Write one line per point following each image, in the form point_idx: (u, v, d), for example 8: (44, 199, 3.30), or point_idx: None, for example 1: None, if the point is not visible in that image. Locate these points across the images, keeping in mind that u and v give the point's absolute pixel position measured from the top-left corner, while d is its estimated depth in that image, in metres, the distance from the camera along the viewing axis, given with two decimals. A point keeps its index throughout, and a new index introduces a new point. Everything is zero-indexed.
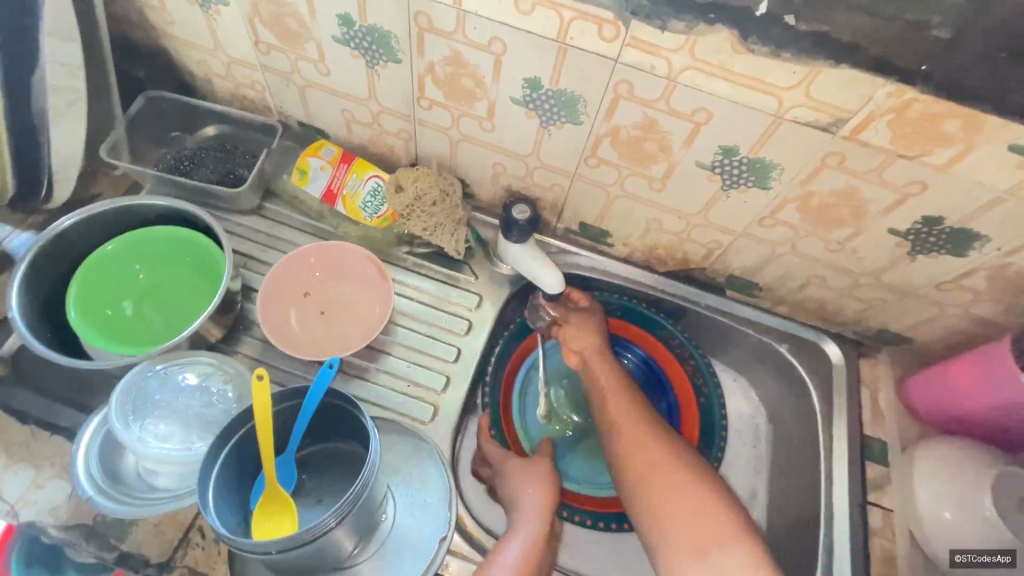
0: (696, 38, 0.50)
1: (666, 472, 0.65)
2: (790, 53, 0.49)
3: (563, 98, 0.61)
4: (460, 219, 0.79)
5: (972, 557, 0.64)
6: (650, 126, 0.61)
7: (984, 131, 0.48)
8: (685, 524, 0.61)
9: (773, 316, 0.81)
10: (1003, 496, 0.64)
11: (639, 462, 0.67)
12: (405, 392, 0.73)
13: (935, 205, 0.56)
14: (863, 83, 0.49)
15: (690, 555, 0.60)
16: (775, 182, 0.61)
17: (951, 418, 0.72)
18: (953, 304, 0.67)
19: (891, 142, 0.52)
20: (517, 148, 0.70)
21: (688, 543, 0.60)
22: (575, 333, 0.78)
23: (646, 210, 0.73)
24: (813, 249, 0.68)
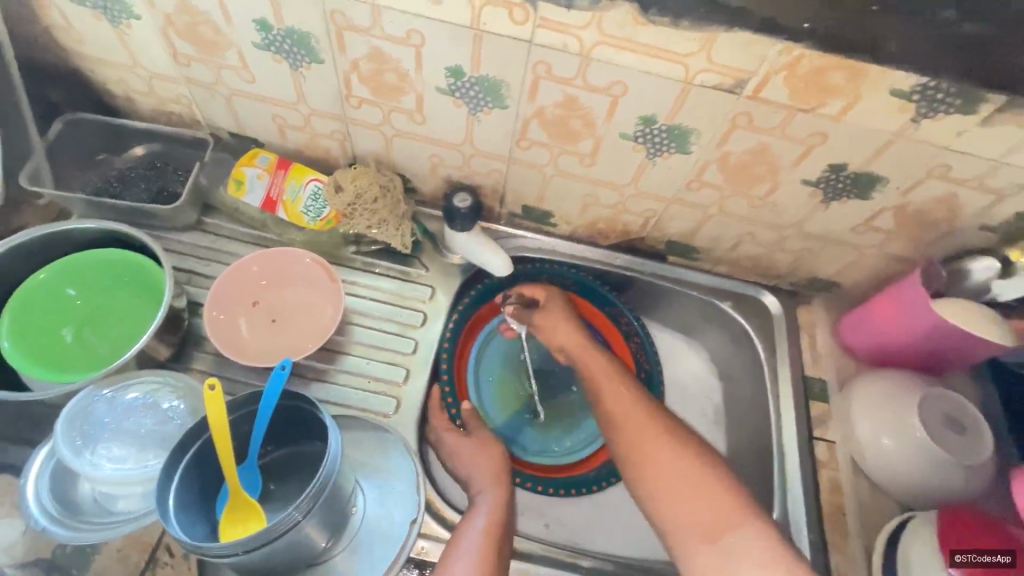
0: (600, 14, 0.53)
1: (655, 446, 0.67)
2: (688, 21, 0.52)
3: (486, 84, 0.63)
4: (404, 214, 0.79)
5: (972, 556, 0.57)
6: (572, 104, 0.63)
7: (865, 80, 0.53)
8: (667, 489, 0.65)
9: (713, 277, 0.86)
10: (930, 414, 0.69)
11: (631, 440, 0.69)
12: (367, 388, 0.74)
13: (837, 153, 0.61)
14: (755, 45, 0.52)
15: (687, 525, 0.62)
16: (693, 146, 0.65)
17: (881, 351, 0.77)
18: (869, 245, 0.73)
19: (789, 98, 0.56)
20: (450, 138, 0.72)
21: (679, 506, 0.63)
22: (553, 327, 0.80)
23: (582, 187, 0.75)
24: (739, 207, 0.72)
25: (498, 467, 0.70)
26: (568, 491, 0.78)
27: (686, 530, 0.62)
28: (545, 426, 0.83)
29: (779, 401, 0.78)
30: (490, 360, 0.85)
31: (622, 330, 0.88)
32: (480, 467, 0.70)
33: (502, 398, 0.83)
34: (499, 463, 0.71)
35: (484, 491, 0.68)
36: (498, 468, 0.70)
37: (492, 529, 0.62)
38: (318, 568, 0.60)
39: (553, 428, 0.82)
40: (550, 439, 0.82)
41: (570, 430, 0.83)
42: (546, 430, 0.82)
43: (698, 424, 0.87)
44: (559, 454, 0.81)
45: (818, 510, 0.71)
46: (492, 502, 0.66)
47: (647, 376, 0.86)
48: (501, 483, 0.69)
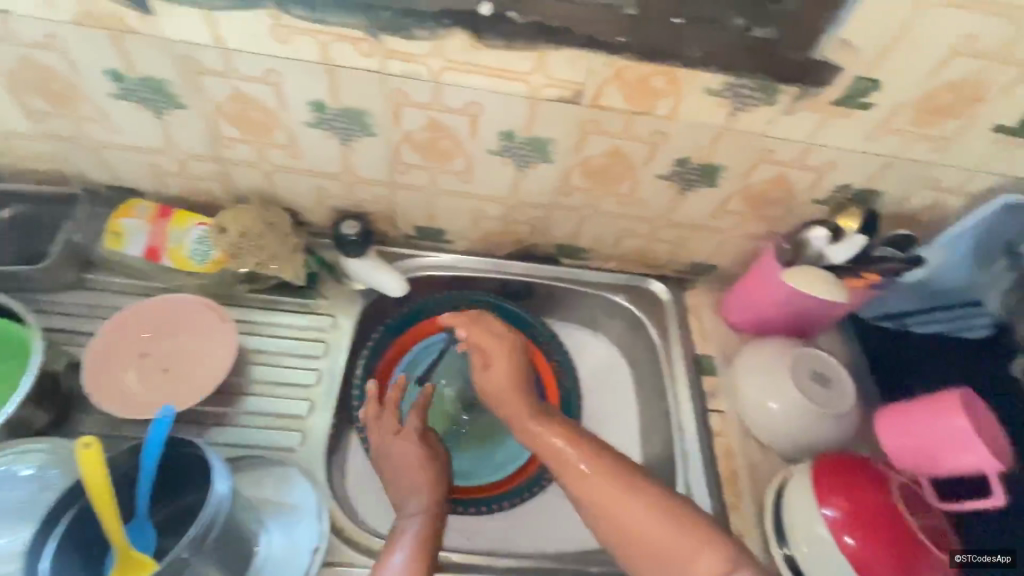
0: (440, 42, 0.57)
1: (605, 480, 0.62)
2: (519, 44, 0.57)
3: (351, 114, 0.66)
4: (295, 247, 0.80)
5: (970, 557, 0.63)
6: (436, 127, 0.67)
7: (681, 83, 0.60)
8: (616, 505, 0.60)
9: (605, 274, 0.92)
10: (800, 374, 0.76)
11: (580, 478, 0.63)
12: (269, 426, 0.73)
13: (678, 149, 0.68)
14: (582, 60, 0.58)
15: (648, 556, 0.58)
16: (554, 155, 0.70)
17: (758, 322, 0.84)
18: (730, 228, 0.80)
19: (623, 104, 0.62)
20: (329, 168, 0.74)
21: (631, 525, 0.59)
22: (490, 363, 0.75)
23: (465, 202, 0.79)
24: (610, 206, 0.78)
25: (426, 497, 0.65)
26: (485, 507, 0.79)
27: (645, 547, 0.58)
28: (469, 448, 0.83)
29: (674, 380, 0.84)
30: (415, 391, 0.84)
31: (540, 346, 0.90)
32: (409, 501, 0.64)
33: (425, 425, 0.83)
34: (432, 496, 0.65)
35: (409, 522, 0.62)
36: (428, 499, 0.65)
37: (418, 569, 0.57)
38: None
39: (480, 449, 0.83)
40: (474, 460, 0.82)
41: (495, 450, 0.83)
42: (471, 452, 0.83)
43: (611, 414, 0.90)
44: (485, 474, 0.82)
45: (716, 476, 0.76)
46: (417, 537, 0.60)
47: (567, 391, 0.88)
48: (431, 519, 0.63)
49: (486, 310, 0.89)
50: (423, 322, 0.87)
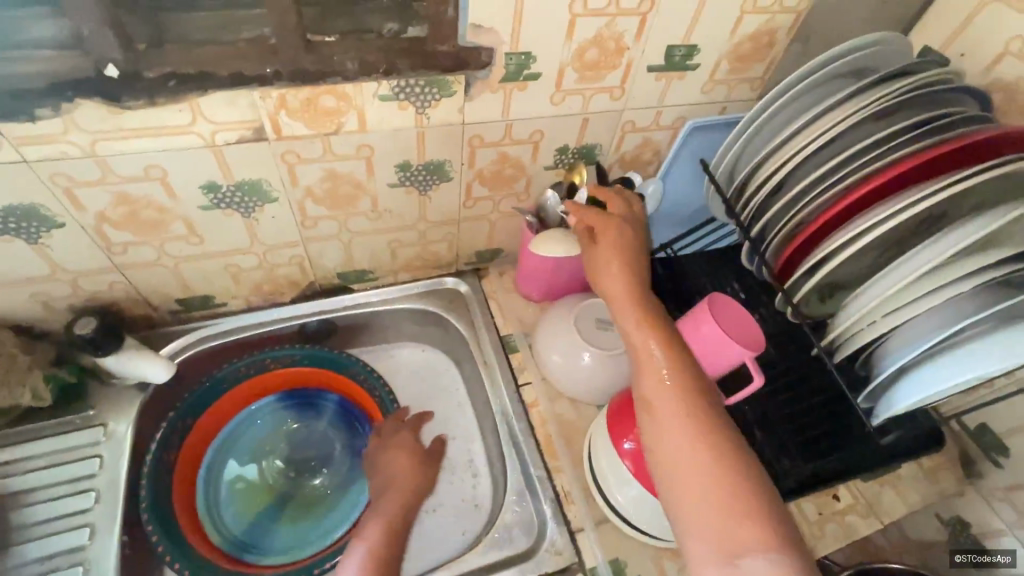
0: (73, 116, 0.53)
1: (698, 421, 0.57)
2: (162, 98, 0.54)
3: (19, 212, 0.59)
4: (29, 366, 0.70)
5: (972, 556, 0.77)
6: (128, 199, 0.62)
7: (353, 96, 0.60)
8: (676, 443, 0.56)
9: (400, 286, 0.92)
10: (585, 325, 0.80)
11: (664, 423, 0.58)
12: (50, 567, 0.68)
13: (391, 155, 0.69)
14: (239, 97, 0.57)
15: (695, 519, 0.52)
16: (274, 193, 0.68)
17: (547, 287, 0.88)
18: (489, 212, 0.83)
19: (309, 128, 0.62)
20: (33, 272, 0.66)
21: (680, 476, 0.54)
22: (595, 267, 0.71)
23: (212, 262, 0.75)
24: (363, 224, 0.78)
25: (399, 507, 0.71)
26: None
27: (689, 498, 0.53)
28: (293, 518, 0.78)
29: (487, 368, 0.86)
30: (241, 460, 0.81)
31: (364, 389, 0.83)
32: (377, 513, 0.70)
33: (247, 501, 0.79)
34: (401, 507, 0.71)
35: (371, 535, 0.67)
36: (391, 511, 0.70)
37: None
38: None
39: (304, 516, 0.78)
40: (298, 527, 0.77)
41: (322, 515, 0.78)
42: (297, 522, 0.78)
43: (446, 419, 0.90)
44: (309, 541, 0.76)
45: (539, 445, 0.78)
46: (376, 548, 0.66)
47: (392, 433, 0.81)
48: (397, 526, 0.69)
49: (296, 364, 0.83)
50: (232, 392, 0.81)
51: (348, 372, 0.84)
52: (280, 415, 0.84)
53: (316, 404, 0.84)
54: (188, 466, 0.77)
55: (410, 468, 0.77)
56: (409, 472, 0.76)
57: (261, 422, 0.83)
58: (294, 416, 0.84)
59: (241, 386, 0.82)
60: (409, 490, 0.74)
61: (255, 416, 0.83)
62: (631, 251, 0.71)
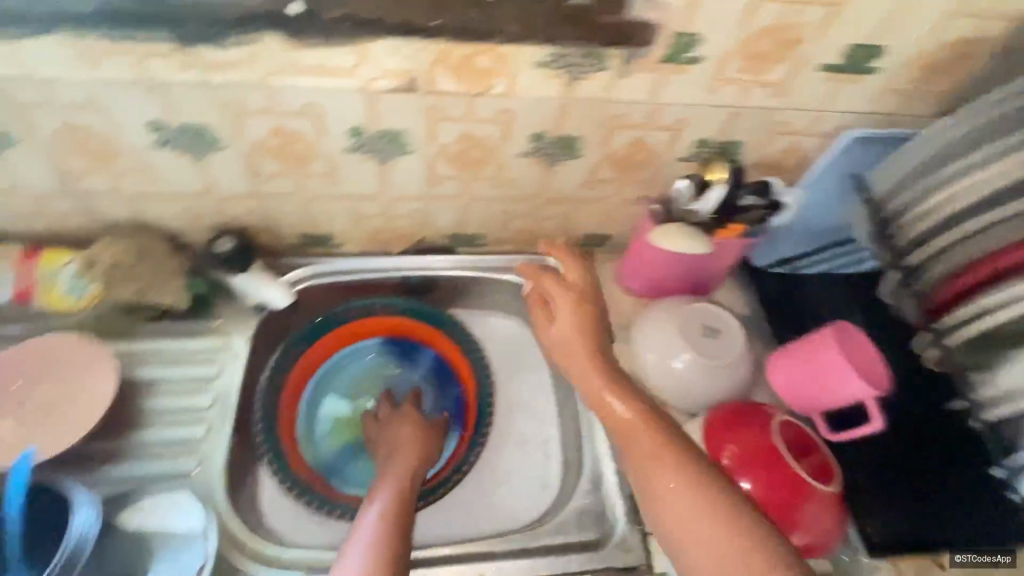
0: (256, 47, 0.57)
1: (685, 470, 0.59)
2: (334, 38, 0.56)
3: (192, 130, 0.65)
4: (173, 271, 0.78)
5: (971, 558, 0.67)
6: (283, 132, 0.66)
7: (509, 59, 0.60)
8: (677, 499, 0.58)
9: (506, 256, 0.91)
10: (689, 330, 0.78)
11: (655, 480, 0.60)
12: (165, 456, 0.72)
13: (530, 124, 0.68)
14: (403, 47, 0.58)
15: (713, 571, 0.53)
16: (411, 145, 0.69)
17: (652, 285, 0.86)
18: (610, 196, 0.81)
19: (460, 86, 0.62)
20: (191, 188, 0.72)
21: (680, 525, 0.57)
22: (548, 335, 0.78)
23: (340, 204, 0.78)
24: (486, 189, 0.78)
25: (404, 482, 0.68)
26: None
27: (698, 549, 0.55)
28: None
29: None
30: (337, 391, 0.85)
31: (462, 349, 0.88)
32: (385, 485, 0.67)
33: (340, 432, 0.83)
34: (406, 477, 0.69)
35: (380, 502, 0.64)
36: (399, 482, 0.68)
37: (379, 548, 0.58)
38: None
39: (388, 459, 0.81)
40: None
41: None
42: None
43: (529, 396, 0.90)
44: None
45: None
46: (385, 514, 0.62)
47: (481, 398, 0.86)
48: (405, 496, 0.65)
49: (400, 314, 0.88)
50: (343, 330, 0.87)
51: (449, 330, 0.88)
52: (379, 359, 0.88)
53: (414, 356, 0.89)
54: (293, 391, 0.83)
55: (415, 440, 0.75)
56: (413, 444, 0.75)
57: (363, 362, 0.87)
58: (392, 362, 0.88)
59: (351, 324, 0.87)
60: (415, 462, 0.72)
61: (358, 356, 0.88)
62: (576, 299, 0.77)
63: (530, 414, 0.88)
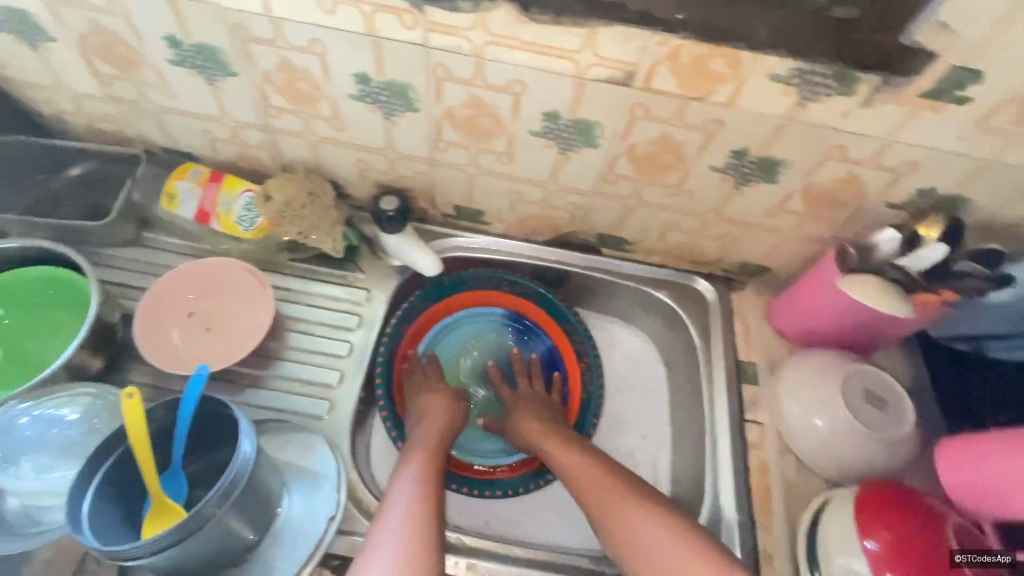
0: (486, 15, 0.54)
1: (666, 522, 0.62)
2: (567, 18, 0.53)
3: (394, 88, 0.64)
4: (336, 219, 0.80)
5: None
6: (478, 104, 0.64)
7: (746, 67, 0.54)
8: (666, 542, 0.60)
9: (649, 267, 0.87)
10: (851, 391, 0.71)
11: (635, 521, 0.62)
12: (302, 391, 0.75)
13: (736, 140, 0.62)
14: (635, 37, 0.54)
15: None
16: (601, 139, 0.66)
17: (809, 332, 0.79)
18: (788, 228, 0.74)
19: (679, 87, 0.58)
20: (371, 143, 0.73)
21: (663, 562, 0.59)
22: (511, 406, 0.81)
23: (504, 184, 0.77)
24: (658, 196, 0.73)
25: (424, 473, 0.64)
26: (470, 490, 0.79)
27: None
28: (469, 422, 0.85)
29: (711, 387, 0.80)
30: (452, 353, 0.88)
31: (578, 351, 0.88)
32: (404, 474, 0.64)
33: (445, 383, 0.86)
34: (427, 465, 0.65)
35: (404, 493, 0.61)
36: (423, 471, 0.64)
37: (410, 553, 0.55)
38: (249, 558, 0.63)
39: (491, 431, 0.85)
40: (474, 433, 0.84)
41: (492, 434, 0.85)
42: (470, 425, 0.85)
43: (642, 414, 0.87)
44: (478, 452, 0.83)
45: (747, 491, 0.72)
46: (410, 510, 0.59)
47: (585, 401, 0.85)
48: (431, 489, 0.62)
49: (529, 298, 0.88)
50: (477, 291, 0.88)
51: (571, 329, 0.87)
52: (497, 329, 0.90)
53: (531, 339, 0.89)
54: (419, 329, 0.86)
55: (435, 425, 0.72)
56: (433, 430, 0.72)
57: (481, 325, 0.89)
58: (509, 336, 0.90)
59: (477, 290, 0.88)
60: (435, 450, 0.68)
61: (481, 318, 0.89)
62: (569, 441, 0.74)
63: (640, 430, 0.86)
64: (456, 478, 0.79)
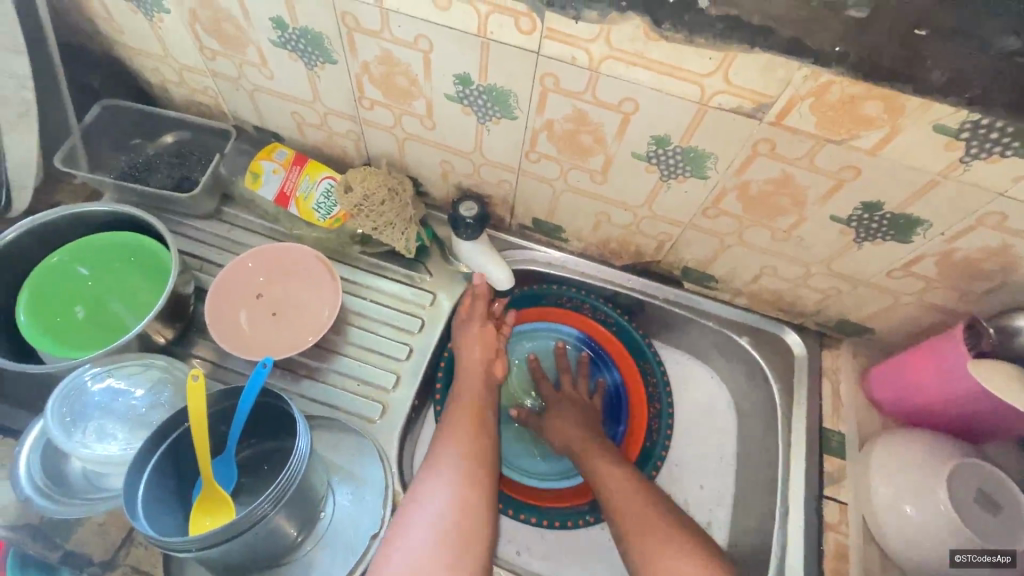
0: (610, 27, 0.49)
1: (697, 555, 0.61)
2: (702, 39, 0.48)
3: (495, 94, 0.60)
4: (411, 218, 0.78)
5: (973, 557, 0.60)
6: (583, 120, 0.60)
7: (906, 113, 0.47)
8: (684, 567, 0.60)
9: (732, 308, 0.80)
10: (959, 490, 0.62)
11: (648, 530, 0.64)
12: (357, 391, 0.74)
13: (870, 191, 0.55)
14: (778, 68, 0.47)
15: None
16: (711, 171, 0.60)
17: (911, 411, 0.70)
18: (907, 292, 0.66)
19: (817, 127, 0.51)
20: (460, 145, 0.70)
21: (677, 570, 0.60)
22: (556, 405, 0.79)
23: (592, 204, 0.72)
24: (762, 239, 0.67)
25: (463, 445, 0.67)
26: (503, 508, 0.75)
27: None
28: (523, 441, 0.81)
29: (788, 452, 0.72)
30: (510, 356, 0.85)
31: (646, 391, 0.82)
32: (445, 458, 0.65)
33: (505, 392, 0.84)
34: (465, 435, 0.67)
35: (446, 477, 0.63)
36: (464, 446, 0.66)
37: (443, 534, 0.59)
38: (287, 558, 0.63)
39: (542, 448, 0.81)
40: (525, 454, 0.80)
41: (544, 456, 0.80)
42: (522, 443, 0.81)
43: (704, 465, 0.81)
44: (527, 473, 0.79)
45: None
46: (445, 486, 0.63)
47: (649, 445, 0.80)
48: (472, 466, 0.65)
49: (607, 326, 0.84)
50: (554, 308, 0.86)
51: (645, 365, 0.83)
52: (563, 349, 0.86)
53: (598, 368, 0.85)
54: None
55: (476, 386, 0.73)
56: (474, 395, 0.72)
57: (548, 339, 0.87)
58: (575, 358, 0.86)
59: (553, 308, 0.86)
60: (476, 420, 0.70)
61: (551, 335, 0.86)
62: (613, 454, 0.72)
63: (698, 485, 0.80)
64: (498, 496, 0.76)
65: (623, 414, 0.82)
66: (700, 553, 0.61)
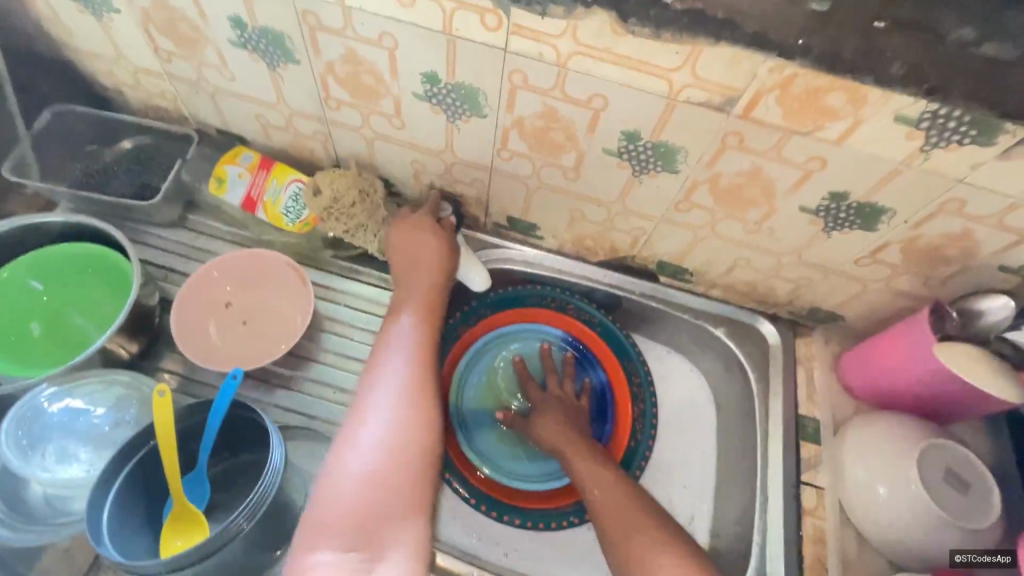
0: (576, 23, 0.49)
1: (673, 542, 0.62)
2: (668, 34, 0.48)
3: (463, 91, 0.59)
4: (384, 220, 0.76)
5: (972, 557, 0.61)
6: (552, 116, 0.59)
7: (868, 103, 0.48)
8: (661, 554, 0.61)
9: (706, 299, 0.81)
10: (931, 468, 0.64)
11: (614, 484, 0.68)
12: (334, 400, 0.72)
13: (836, 181, 0.56)
14: (743, 61, 0.48)
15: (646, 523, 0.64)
16: (682, 165, 0.60)
17: (882, 395, 0.72)
18: (875, 279, 0.67)
19: (784, 119, 0.51)
20: (431, 144, 0.69)
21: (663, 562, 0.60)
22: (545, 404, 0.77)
23: (566, 200, 0.71)
24: (734, 231, 0.67)
25: (421, 363, 0.64)
26: (488, 510, 0.76)
27: None
28: (509, 442, 0.80)
29: (766, 440, 0.74)
30: (496, 360, 0.84)
31: (631, 390, 0.82)
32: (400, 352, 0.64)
33: (490, 391, 0.82)
34: (420, 352, 0.65)
35: (398, 372, 0.62)
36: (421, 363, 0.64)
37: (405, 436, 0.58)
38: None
39: (529, 450, 0.79)
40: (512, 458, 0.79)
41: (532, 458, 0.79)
42: (507, 443, 0.80)
43: (686, 456, 0.81)
44: (514, 475, 0.78)
45: (800, 561, 0.66)
46: (402, 401, 0.60)
47: (634, 444, 0.80)
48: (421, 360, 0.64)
49: (591, 325, 0.84)
50: (537, 311, 0.85)
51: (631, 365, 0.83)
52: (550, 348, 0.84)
53: (585, 368, 0.83)
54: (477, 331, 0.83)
55: (427, 294, 0.70)
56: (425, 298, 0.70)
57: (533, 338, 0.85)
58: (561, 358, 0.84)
59: (537, 309, 0.85)
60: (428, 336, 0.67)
61: (535, 334, 0.85)
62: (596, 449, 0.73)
63: (681, 476, 0.80)
64: (482, 498, 0.76)
65: (610, 413, 0.81)
66: (681, 548, 0.61)
